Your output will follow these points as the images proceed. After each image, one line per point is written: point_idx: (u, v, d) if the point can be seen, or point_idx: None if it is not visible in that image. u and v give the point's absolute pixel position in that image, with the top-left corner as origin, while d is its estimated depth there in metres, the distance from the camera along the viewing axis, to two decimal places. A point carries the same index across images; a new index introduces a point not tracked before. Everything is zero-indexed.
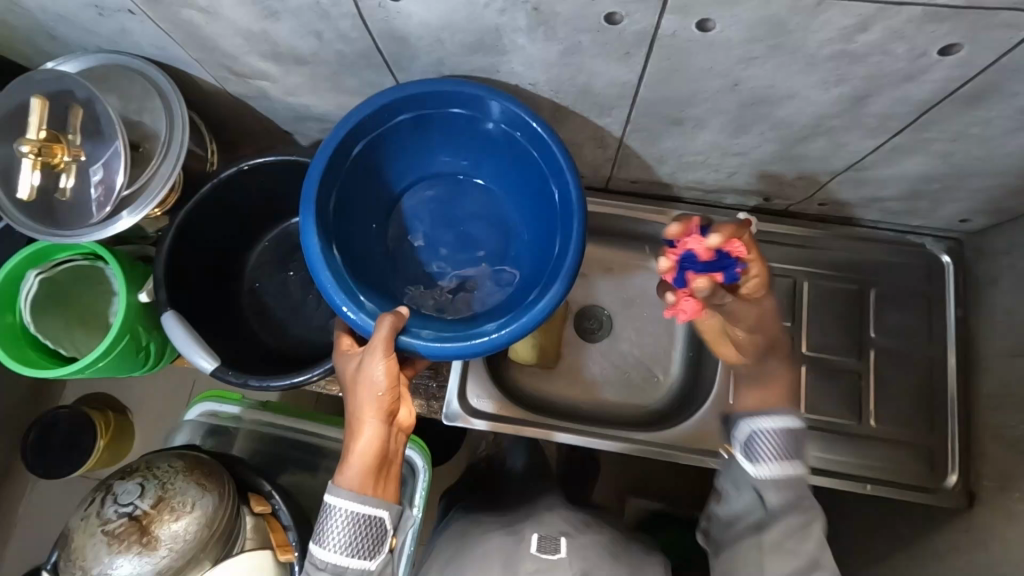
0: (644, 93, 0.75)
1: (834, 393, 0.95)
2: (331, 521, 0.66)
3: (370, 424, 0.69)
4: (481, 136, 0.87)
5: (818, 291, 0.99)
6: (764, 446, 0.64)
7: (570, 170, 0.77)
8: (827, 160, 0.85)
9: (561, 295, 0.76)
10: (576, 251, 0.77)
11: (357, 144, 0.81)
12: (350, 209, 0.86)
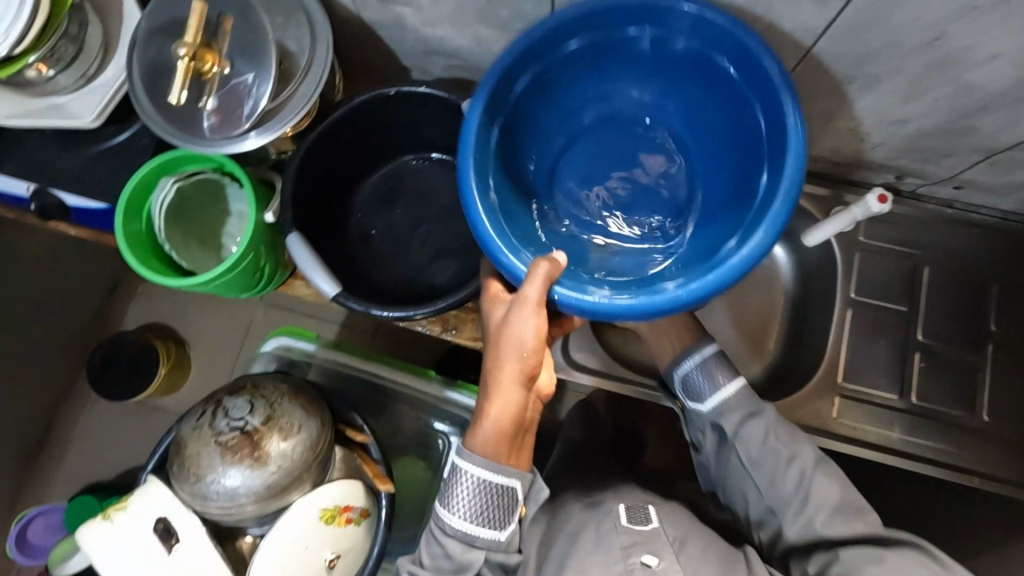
0: (823, 44, 0.64)
1: (944, 385, 0.88)
2: (458, 486, 0.68)
3: (506, 390, 0.67)
4: (673, 65, 0.76)
5: (939, 279, 0.91)
6: (703, 381, 0.81)
7: (790, 96, 0.64)
8: (996, 136, 0.72)
9: (767, 244, 0.64)
10: (790, 191, 0.63)
11: (524, 75, 0.74)
12: (510, 151, 0.79)
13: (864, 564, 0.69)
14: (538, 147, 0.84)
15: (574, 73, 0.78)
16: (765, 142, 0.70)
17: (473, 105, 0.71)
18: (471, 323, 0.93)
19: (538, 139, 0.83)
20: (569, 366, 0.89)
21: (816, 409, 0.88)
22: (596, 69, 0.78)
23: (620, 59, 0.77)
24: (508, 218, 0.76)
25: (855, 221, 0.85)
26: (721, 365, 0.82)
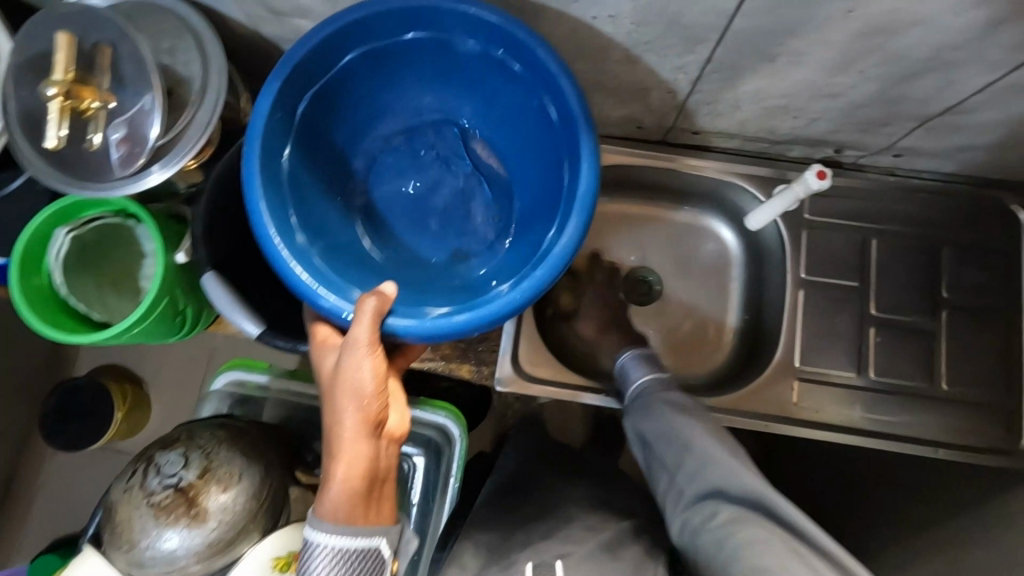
0: (739, 23, 0.59)
1: (903, 358, 0.87)
2: (314, 555, 0.58)
3: (351, 442, 0.61)
4: (454, 66, 0.77)
5: (889, 249, 0.89)
6: (630, 369, 0.82)
7: (567, 81, 0.66)
8: (928, 103, 0.68)
9: (579, 233, 0.66)
10: (590, 173, 0.66)
11: (303, 97, 0.72)
12: (306, 177, 0.76)
13: (750, 528, 0.54)
14: (335, 171, 0.81)
15: (359, 84, 0.77)
16: (559, 129, 0.72)
17: (251, 132, 0.67)
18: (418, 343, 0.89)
19: (337, 165, 0.81)
20: (518, 378, 0.86)
21: (778, 396, 0.86)
22: (374, 81, 0.78)
23: (402, 64, 0.76)
24: (320, 249, 0.74)
25: (799, 198, 0.83)
26: (649, 362, 0.82)
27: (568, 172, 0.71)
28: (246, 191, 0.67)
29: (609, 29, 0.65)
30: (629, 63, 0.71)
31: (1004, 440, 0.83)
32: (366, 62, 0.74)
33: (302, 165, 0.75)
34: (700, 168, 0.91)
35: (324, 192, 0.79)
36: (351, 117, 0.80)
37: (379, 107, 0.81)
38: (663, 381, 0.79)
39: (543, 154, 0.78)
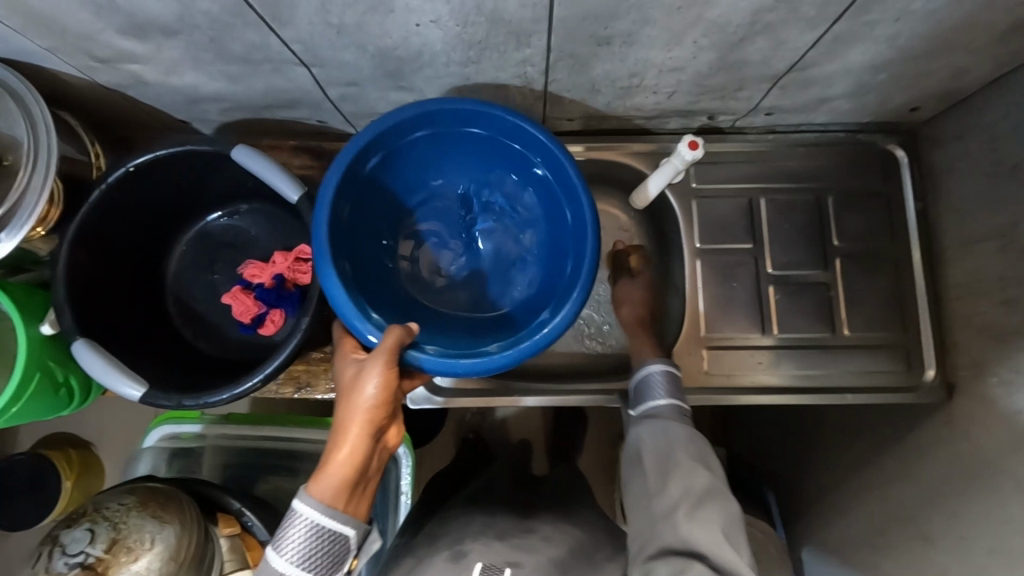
0: (561, 12, 0.59)
1: (804, 310, 0.89)
2: (296, 524, 0.65)
3: (354, 441, 0.66)
4: (495, 151, 0.88)
5: (776, 207, 0.91)
6: (652, 384, 0.78)
7: (586, 194, 0.81)
8: (770, 62, 0.69)
9: (574, 314, 0.79)
10: (589, 271, 0.80)
11: (373, 161, 0.82)
12: (353, 217, 0.84)
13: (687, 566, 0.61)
14: (380, 214, 0.90)
15: (415, 157, 0.87)
16: (573, 229, 0.85)
17: (327, 182, 0.76)
18: (326, 373, 0.87)
19: (382, 210, 0.91)
20: (437, 395, 0.88)
21: (687, 367, 0.88)
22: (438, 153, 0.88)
23: (454, 146, 0.88)
24: (358, 284, 0.83)
25: (676, 171, 0.83)
26: (673, 387, 0.77)
27: (573, 267, 0.85)
28: (314, 232, 0.74)
29: (440, 34, 0.63)
30: (475, 63, 0.69)
31: (906, 378, 0.87)
32: (429, 141, 0.85)
33: (353, 212, 0.83)
34: (584, 153, 0.91)
35: (366, 235, 0.88)
36: (402, 178, 0.89)
37: (425, 174, 0.91)
38: (680, 414, 0.75)
39: (553, 234, 0.91)
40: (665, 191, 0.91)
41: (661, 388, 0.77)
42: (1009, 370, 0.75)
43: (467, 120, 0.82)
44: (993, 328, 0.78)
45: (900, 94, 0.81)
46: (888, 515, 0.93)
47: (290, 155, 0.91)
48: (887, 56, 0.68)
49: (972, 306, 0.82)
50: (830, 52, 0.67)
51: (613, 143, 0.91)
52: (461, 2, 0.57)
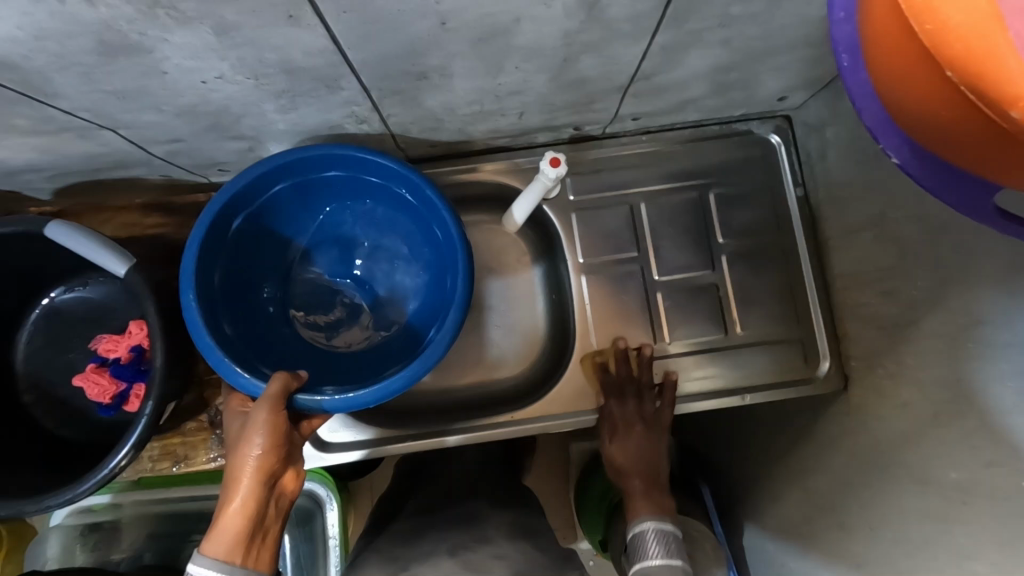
0: (356, 56, 0.53)
1: (695, 313, 0.87)
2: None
3: (249, 486, 0.60)
4: (367, 190, 0.84)
5: (658, 211, 0.88)
6: (647, 543, 0.67)
7: (449, 215, 0.76)
8: (609, 77, 0.65)
9: (456, 330, 0.75)
10: (463, 285, 0.76)
11: (236, 218, 0.77)
12: (231, 278, 0.80)
13: None
14: (267, 264, 0.86)
15: (288, 205, 0.82)
16: (448, 249, 0.81)
17: (186, 247, 0.71)
18: (204, 443, 0.82)
19: (268, 260, 0.86)
20: (325, 451, 0.82)
21: (582, 387, 0.85)
22: (315, 196, 0.83)
23: (326, 188, 0.83)
24: (247, 345, 0.80)
25: (546, 187, 0.80)
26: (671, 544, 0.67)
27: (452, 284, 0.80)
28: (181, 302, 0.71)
29: (237, 88, 0.57)
30: (294, 109, 0.64)
31: (802, 371, 0.86)
32: (295, 189, 0.80)
33: (230, 274, 0.79)
34: (454, 177, 0.87)
35: (252, 295, 0.84)
36: (283, 227, 0.85)
37: (307, 219, 0.86)
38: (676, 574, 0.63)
39: (439, 258, 0.86)
40: (543, 206, 0.88)
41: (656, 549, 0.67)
42: (892, 362, 0.74)
43: (329, 163, 0.77)
44: (874, 318, 0.76)
45: (763, 89, 0.78)
46: (799, 509, 0.92)
47: (140, 215, 0.85)
48: (729, 59, 0.65)
49: (857, 296, 0.80)
50: (668, 61, 0.63)
51: (482, 164, 0.86)
52: (239, 58, 0.51)
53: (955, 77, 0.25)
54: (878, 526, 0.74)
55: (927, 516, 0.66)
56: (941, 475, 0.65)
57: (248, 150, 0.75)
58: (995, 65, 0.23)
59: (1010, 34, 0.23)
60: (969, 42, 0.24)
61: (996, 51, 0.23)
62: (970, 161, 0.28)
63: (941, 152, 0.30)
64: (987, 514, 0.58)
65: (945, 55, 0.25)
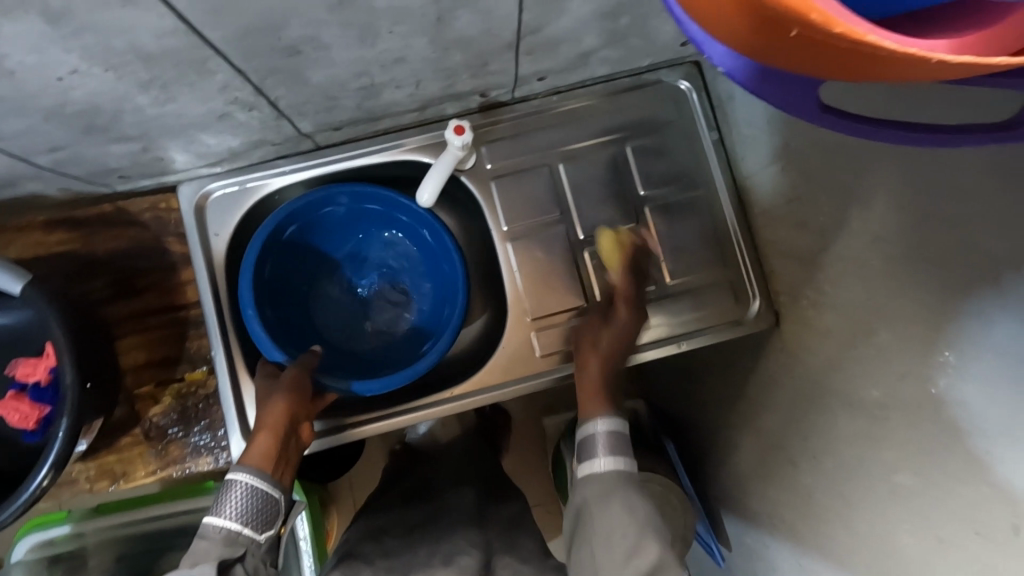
0: (213, 35, 0.52)
1: (625, 267, 0.87)
2: (229, 495, 0.61)
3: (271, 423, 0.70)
4: (405, 224, 0.89)
5: (578, 170, 0.88)
6: (596, 445, 0.68)
7: (456, 250, 0.83)
8: (492, 34, 0.64)
9: (450, 342, 0.80)
10: (461, 305, 0.82)
11: (292, 226, 0.84)
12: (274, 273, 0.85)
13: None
14: (306, 267, 0.90)
15: (338, 225, 0.88)
16: (454, 284, 0.87)
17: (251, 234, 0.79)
18: (141, 457, 0.81)
19: (308, 266, 0.90)
20: None
21: (520, 355, 0.85)
22: (351, 225, 0.89)
23: (372, 216, 0.88)
24: (277, 329, 0.85)
25: (456, 159, 0.80)
26: (619, 444, 0.69)
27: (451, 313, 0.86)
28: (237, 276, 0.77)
29: (98, 82, 0.55)
30: (171, 100, 0.62)
31: (733, 312, 0.87)
32: (349, 211, 0.87)
33: (275, 270, 0.85)
34: (367, 159, 0.85)
35: (289, 291, 0.88)
36: (329, 241, 0.90)
37: (352, 239, 0.91)
38: (626, 476, 0.66)
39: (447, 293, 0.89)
40: (461, 178, 0.87)
41: (602, 446, 0.68)
42: (812, 292, 0.75)
43: (376, 200, 0.85)
44: (794, 251, 0.77)
45: (661, 35, 0.77)
46: (753, 451, 0.93)
47: (46, 232, 0.81)
48: (610, 2, 0.64)
49: (775, 232, 0.81)
50: (548, 10, 0.62)
51: (394, 142, 0.85)
52: (85, 47, 0.49)
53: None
54: (820, 456, 0.75)
55: (857, 436, 0.68)
56: (864, 394, 0.66)
57: (142, 151, 0.73)
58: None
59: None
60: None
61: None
62: (752, 48, 0.26)
63: (732, 44, 0.28)
64: (907, 425, 0.60)
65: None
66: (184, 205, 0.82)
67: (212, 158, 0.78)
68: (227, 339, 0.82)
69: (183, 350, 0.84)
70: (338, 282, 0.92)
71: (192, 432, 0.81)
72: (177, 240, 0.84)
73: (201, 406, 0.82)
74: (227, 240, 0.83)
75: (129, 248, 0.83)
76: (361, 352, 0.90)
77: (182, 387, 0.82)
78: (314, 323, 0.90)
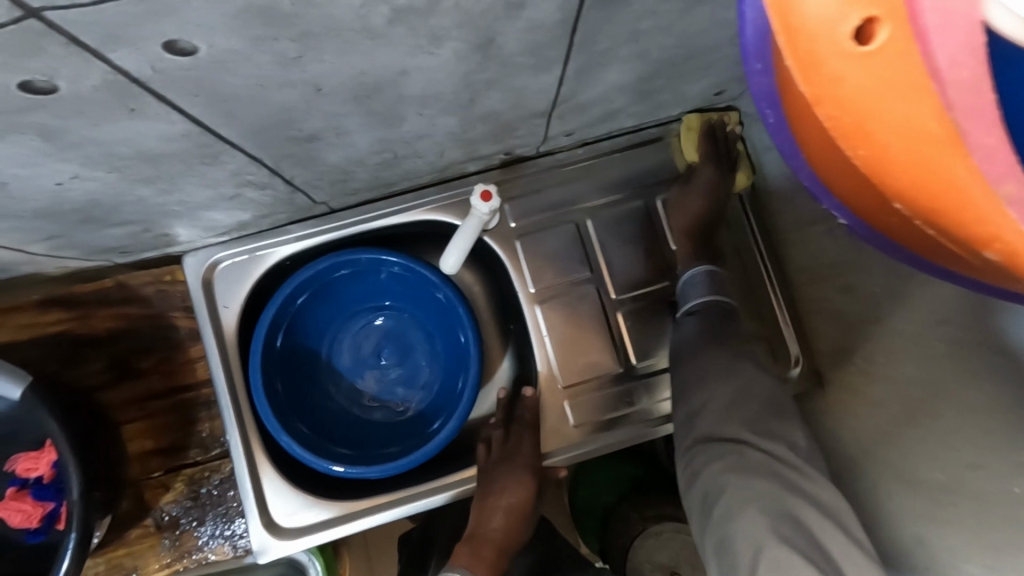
0: (227, 132, 0.47)
1: (657, 325, 0.82)
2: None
3: (508, 507, 0.74)
4: (419, 284, 0.83)
5: (605, 224, 0.83)
6: (694, 285, 0.72)
7: (469, 322, 0.79)
8: (523, 106, 0.59)
9: (458, 426, 0.77)
10: (473, 382, 0.78)
11: (302, 296, 0.79)
12: (285, 344, 0.80)
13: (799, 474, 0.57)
14: (320, 329, 0.84)
15: (351, 287, 0.83)
16: (466, 352, 0.81)
17: (264, 309, 0.75)
18: (153, 549, 0.76)
19: (319, 331, 0.84)
20: (281, 538, 0.74)
21: (551, 424, 0.80)
22: (365, 289, 0.84)
23: (385, 276, 0.83)
24: (295, 404, 0.81)
25: (480, 223, 0.76)
26: (719, 283, 0.72)
27: (462, 383, 0.81)
28: (249, 356, 0.74)
29: (98, 183, 0.50)
30: (177, 189, 0.56)
31: (773, 371, 0.82)
32: (361, 273, 0.82)
33: (289, 340, 0.81)
34: (382, 221, 0.80)
35: (303, 359, 0.84)
36: (343, 301, 0.84)
37: (364, 299, 0.85)
38: (724, 309, 0.70)
39: (458, 358, 0.84)
40: (483, 238, 0.82)
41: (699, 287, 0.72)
42: (864, 358, 0.70)
43: (388, 264, 0.80)
44: (840, 313, 0.73)
45: (695, 89, 0.73)
46: None
47: (39, 311, 0.74)
48: (649, 69, 0.60)
49: (818, 291, 0.77)
50: (585, 82, 0.58)
51: (411, 203, 0.80)
52: (84, 156, 0.44)
53: (910, 208, 0.23)
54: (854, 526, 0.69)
55: (909, 516, 0.62)
56: (926, 473, 0.60)
57: (144, 231, 0.68)
58: (962, 205, 0.22)
59: (972, 159, 0.21)
60: (922, 174, 0.21)
61: (961, 187, 0.21)
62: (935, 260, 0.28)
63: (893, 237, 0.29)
64: (976, 514, 0.55)
65: (895, 183, 0.23)
66: (189, 277, 0.77)
67: (219, 230, 0.73)
68: (240, 420, 0.76)
69: (193, 434, 0.79)
70: (354, 344, 0.86)
71: (206, 521, 0.77)
72: (183, 314, 0.79)
73: (215, 492, 0.78)
74: (237, 312, 0.77)
75: (134, 327, 0.78)
76: (374, 419, 0.84)
77: (194, 472, 0.78)
78: (327, 394, 0.84)
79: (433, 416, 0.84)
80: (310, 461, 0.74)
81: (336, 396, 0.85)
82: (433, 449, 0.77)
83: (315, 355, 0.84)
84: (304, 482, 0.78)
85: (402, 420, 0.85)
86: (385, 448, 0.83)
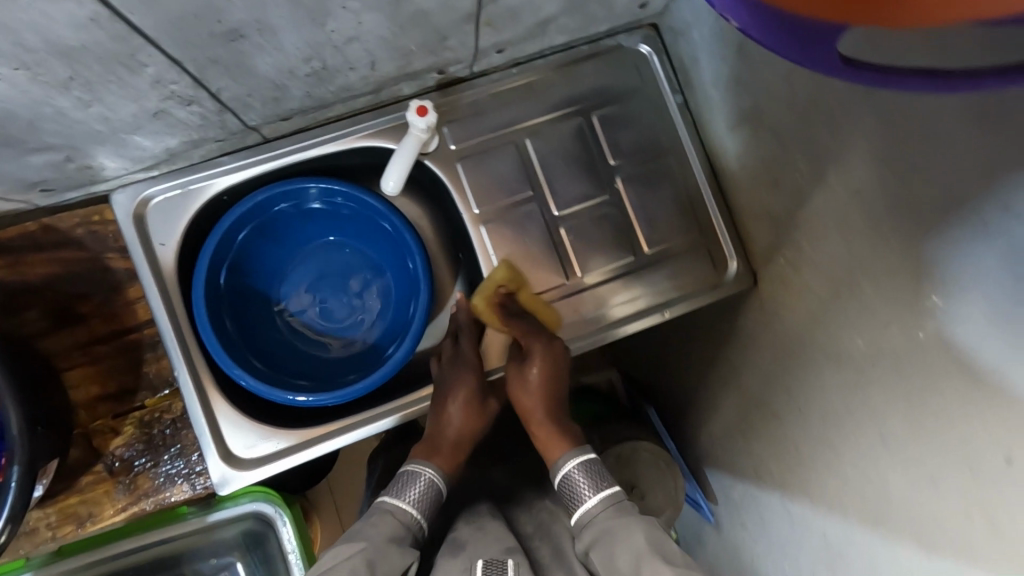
0: (140, 21, 0.45)
1: (600, 238, 0.85)
2: (412, 483, 0.64)
3: (457, 405, 0.74)
4: (362, 214, 0.83)
5: (544, 143, 0.85)
6: (577, 486, 0.64)
7: (416, 245, 0.79)
8: (452, 6, 0.60)
9: (413, 347, 0.78)
10: (425, 305, 0.79)
11: (243, 231, 0.78)
12: (229, 281, 0.79)
13: None
14: (265, 267, 0.83)
15: (293, 221, 0.82)
16: (415, 278, 0.82)
17: (205, 243, 0.74)
18: (109, 495, 0.74)
19: (263, 268, 0.83)
20: (245, 471, 0.73)
21: (505, 339, 0.82)
22: (307, 223, 0.83)
23: (326, 207, 0.82)
24: (246, 341, 0.80)
25: (421, 141, 0.76)
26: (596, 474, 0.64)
27: (413, 309, 0.81)
28: (194, 291, 0.72)
29: (6, 85, 0.47)
30: (96, 101, 0.54)
31: (712, 276, 0.86)
32: (302, 207, 0.81)
33: (234, 278, 0.80)
34: (321, 148, 0.79)
35: (251, 297, 0.82)
36: (286, 236, 0.83)
37: (307, 233, 0.84)
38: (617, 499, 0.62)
39: (408, 285, 0.84)
40: (424, 163, 0.82)
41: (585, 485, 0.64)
42: (790, 247, 0.75)
43: (330, 193, 0.79)
44: (769, 209, 0.78)
45: None
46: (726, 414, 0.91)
47: None
48: None
49: (748, 193, 0.81)
50: None
51: (349, 129, 0.79)
52: None
53: None
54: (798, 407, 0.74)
55: (835, 388, 0.67)
56: (848, 345, 0.65)
57: (65, 161, 0.65)
58: None
59: None
60: None
61: None
62: None
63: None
64: (892, 371, 0.59)
65: None
66: (120, 214, 0.74)
67: (149, 162, 0.71)
68: (189, 356, 0.75)
69: (141, 377, 0.78)
70: (301, 279, 0.85)
71: (163, 461, 0.76)
72: (119, 256, 0.77)
73: (168, 433, 0.76)
74: (176, 248, 0.75)
75: (66, 272, 0.75)
76: (327, 352, 0.84)
77: (145, 415, 0.76)
78: (277, 331, 0.84)
79: (386, 345, 0.85)
80: (265, 392, 0.73)
81: (287, 332, 0.84)
82: (388, 372, 0.77)
83: (263, 293, 0.83)
84: (262, 415, 0.78)
85: (355, 351, 0.85)
86: (342, 379, 0.83)
